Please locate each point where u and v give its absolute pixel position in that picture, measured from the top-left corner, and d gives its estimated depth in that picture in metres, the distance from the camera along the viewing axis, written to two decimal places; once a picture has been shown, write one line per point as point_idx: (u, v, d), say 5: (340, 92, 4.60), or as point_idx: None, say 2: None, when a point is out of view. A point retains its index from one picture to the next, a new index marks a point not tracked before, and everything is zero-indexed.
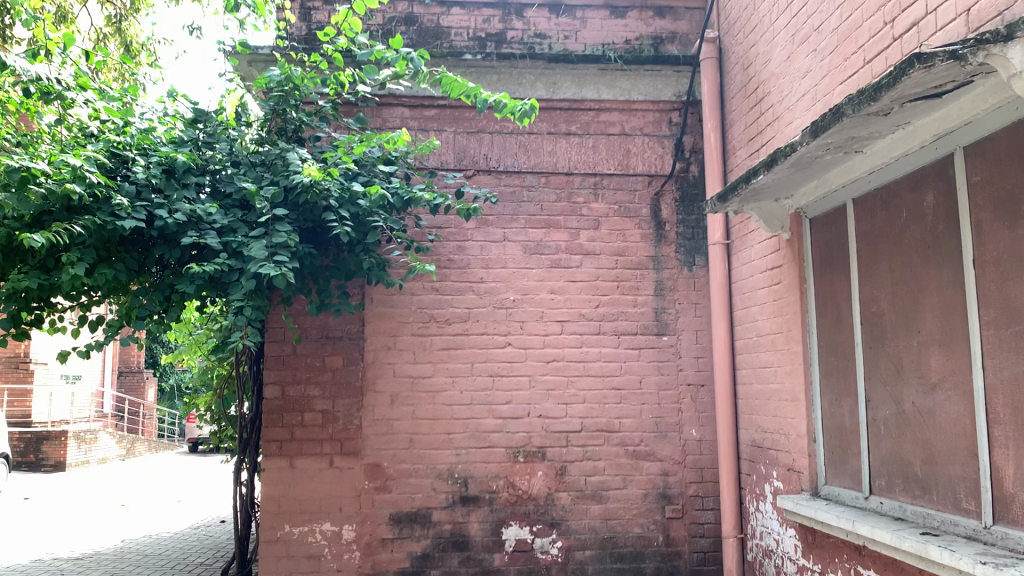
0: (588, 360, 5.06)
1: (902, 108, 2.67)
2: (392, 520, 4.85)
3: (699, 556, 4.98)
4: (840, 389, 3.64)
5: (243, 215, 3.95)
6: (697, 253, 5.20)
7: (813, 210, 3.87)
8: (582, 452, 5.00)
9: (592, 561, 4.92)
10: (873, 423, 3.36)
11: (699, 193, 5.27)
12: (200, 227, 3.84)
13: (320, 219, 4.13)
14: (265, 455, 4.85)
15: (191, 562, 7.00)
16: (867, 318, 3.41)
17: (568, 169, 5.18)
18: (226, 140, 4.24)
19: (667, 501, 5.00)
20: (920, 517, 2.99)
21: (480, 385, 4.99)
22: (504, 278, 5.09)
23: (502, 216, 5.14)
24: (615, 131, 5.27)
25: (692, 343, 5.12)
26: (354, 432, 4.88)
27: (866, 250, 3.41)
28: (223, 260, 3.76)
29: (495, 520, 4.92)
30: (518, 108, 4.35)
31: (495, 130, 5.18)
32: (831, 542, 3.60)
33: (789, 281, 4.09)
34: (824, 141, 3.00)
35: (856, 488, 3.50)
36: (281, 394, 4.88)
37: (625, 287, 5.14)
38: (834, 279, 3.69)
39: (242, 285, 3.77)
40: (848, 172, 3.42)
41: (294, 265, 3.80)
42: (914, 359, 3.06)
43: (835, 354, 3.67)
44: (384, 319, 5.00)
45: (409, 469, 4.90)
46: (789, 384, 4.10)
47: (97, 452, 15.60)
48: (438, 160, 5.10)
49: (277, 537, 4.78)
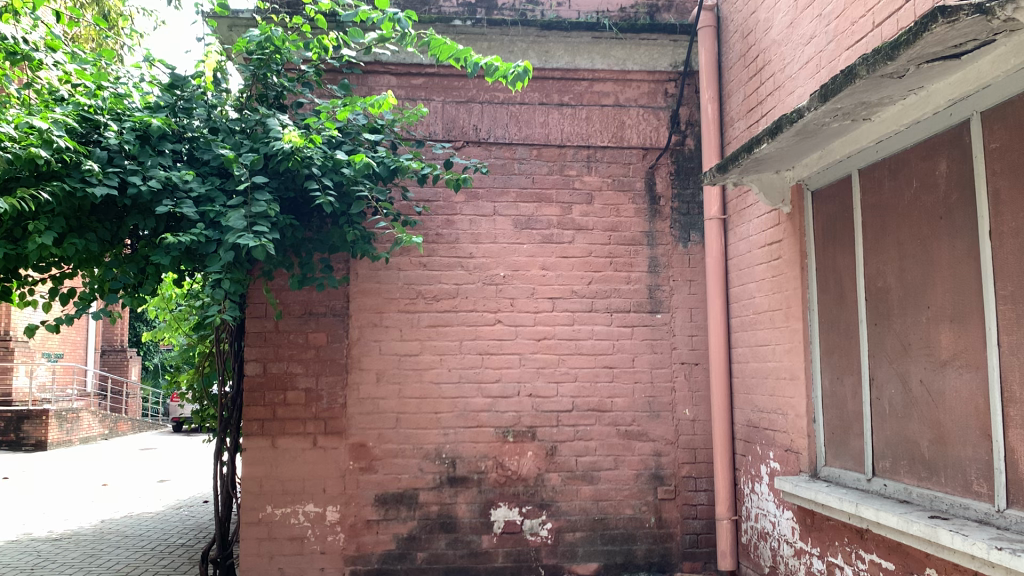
0: (580, 338, 4.92)
1: (919, 70, 2.52)
2: (378, 501, 4.72)
3: (691, 537, 4.87)
4: (842, 367, 3.52)
5: (220, 182, 3.75)
6: (692, 229, 5.06)
7: (816, 181, 3.72)
8: (572, 432, 4.87)
9: (583, 542, 4.81)
10: (876, 402, 3.24)
11: (695, 167, 5.12)
12: (175, 195, 3.65)
13: (301, 189, 3.95)
14: (246, 435, 4.69)
15: (173, 543, 6.84)
16: (873, 294, 3.28)
17: (561, 141, 5.02)
18: (203, 104, 4.01)
19: (659, 482, 4.89)
20: (928, 500, 2.88)
21: (469, 363, 4.85)
22: (494, 253, 4.93)
23: (492, 189, 4.97)
24: (609, 102, 5.10)
25: (686, 320, 4.98)
26: (338, 411, 4.73)
27: (873, 222, 3.27)
28: (200, 230, 3.57)
29: (483, 501, 4.79)
30: (511, 71, 4.17)
31: (485, 100, 5.00)
32: (831, 525, 3.50)
33: (788, 256, 3.96)
34: (834, 106, 2.85)
35: (857, 469, 3.39)
36: (262, 370, 4.72)
37: (618, 263, 4.99)
38: (836, 253, 3.56)
39: (220, 257, 3.59)
40: (855, 141, 3.28)
41: (274, 236, 3.62)
42: (923, 336, 2.94)
43: (837, 331, 3.55)
44: (369, 295, 4.84)
45: (395, 449, 4.76)
46: (787, 362, 3.97)
47: (80, 432, 15.45)
48: (426, 130, 4.93)
49: (259, 519, 4.64)
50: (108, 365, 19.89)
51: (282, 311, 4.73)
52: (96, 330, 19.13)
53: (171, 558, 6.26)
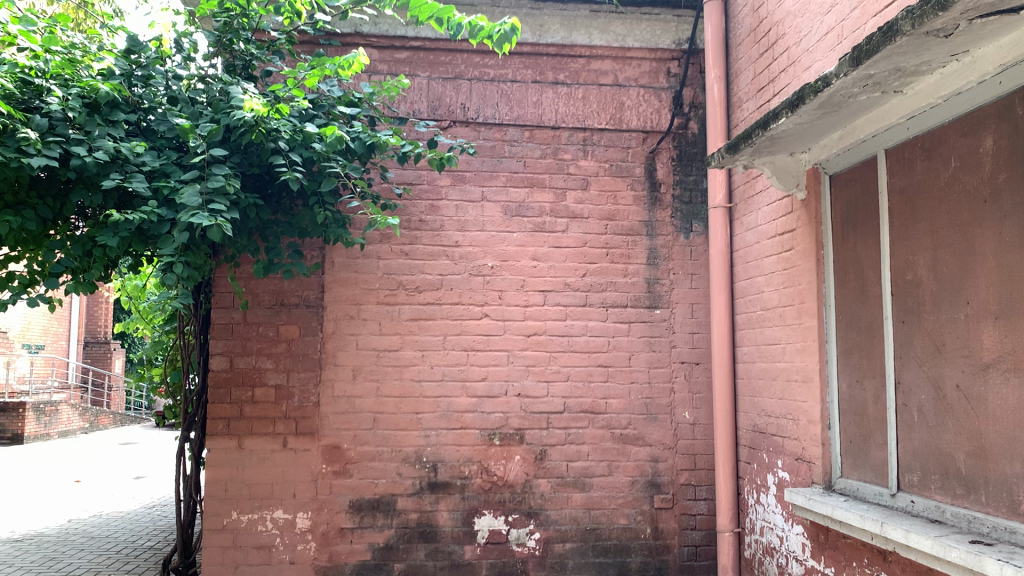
0: (573, 334, 4.58)
1: (970, 26, 2.17)
2: (353, 507, 4.37)
3: (689, 550, 4.53)
4: (862, 369, 3.18)
5: (176, 156, 3.39)
6: (695, 219, 4.71)
7: (833, 165, 3.38)
8: (563, 434, 4.52)
9: (573, 554, 4.46)
10: (903, 409, 2.90)
11: (699, 152, 4.77)
12: (125, 169, 3.28)
13: (265, 165, 3.58)
14: (210, 434, 4.35)
15: (140, 546, 6.47)
16: (900, 288, 2.94)
17: (555, 122, 4.67)
18: (161, 72, 3.61)
19: (656, 490, 4.55)
20: (965, 522, 2.54)
21: (454, 360, 4.50)
22: (482, 241, 4.58)
23: (480, 172, 4.61)
24: (607, 81, 4.75)
25: (686, 317, 4.64)
26: (310, 410, 4.38)
27: (902, 207, 2.93)
28: (151, 208, 3.20)
29: (466, 508, 4.44)
30: (496, 29, 3.82)
31: (474, 77, 4.65)
32: (848, 542, 3.17)
33: (803, 247, 3.62)
34: (865, 72, 2.50)
35: (879, 483, 3.05)
36: (229, 365, 4.36)
37: (615, 255, 4.65)
38: (858, 243, 3.22)
39: (173, 239, 3.22)
40: (883, 118, 2.94)
41: (233, 216, 3.25)
42: (961, 335, 2.60)
43: (857, 330, 3.21)
44: (346, 285, 4.48)
45: (372, 452, 4.40)
46: (799, 363, 3.64)
47: (59, 426, 15.04)
48: (409, 108, 4.57)
49: (223, 525, 4.29)
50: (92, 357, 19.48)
51: (250, 301, 4.38)
52: (79, 321, 18.72)
53: (136, 562, 5.90)
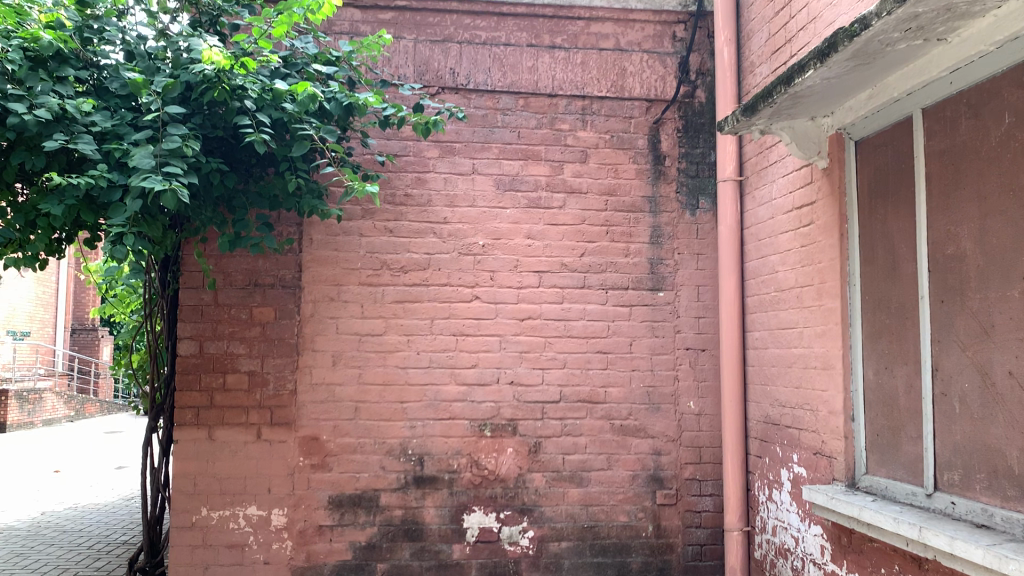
0: (569, 319, 4.25)
1: None
2: (332, 503, 4.05)
3: (694, 549, 4.22)
4: (891, 355, 2.87)
5: (130, 116, 3.05)
6: (701, 195, 4.39)
7: (860, 129, 3.05)
8: (559, 426, 4.20)
9: (569, 554, 4.15)
10: (941, 399, 2.58)
11: (706, 122, 4.43)
12: (71, 129, 2.92)
13: (230, 128, 3.22)
14: (178, 425, 4.02)
15: (113, 541, 6.13)
16: (938, 263, 2.62)
17: (552, 89, 4.33)
18: (116, 24, 3.24)
19: (659, 485, 4.23)
20: (1019, 528, 2.23)
21: (442, 345, 4.18)
22: (472, 218, 4.25)
23: (471, 143, 4.28)
24: (609, 45, 4.41)
25: (692, 300, 4.32)
26: (286, 399, 4.06)
27: (942, 173, 2.61)
28: (100, 172, 2.85)
29: (455, 505, 4.12)
30: None
31: (464, 39, 4.31)
32: (875, 547, 2.86)
33: (823, 221, 3.31)
34: (912, 12, 2.17)
35: (911, 481, 2.74)
36: (198, 350, 4.03)
37: (616, 233, 4.32)
38: (890, 215, 2.90)
39: (125, 207, 2.87)
40: (920, 72, 2.61)
41: (191, 180, 2.91)
42: (1014, 315, 2.29)
43: (887, 311, 2.90)
44: (325, 264, 4.14)
45: (353, 444, 4.08)
46: (819, 349, 3.32)
47: (44, 415, 14.67)
48: (393, 71, 4.23)
49: (192, 522, 3.97)
50: (79, 344, 19.08)
51: (220, 280, 4.05)
52: (66, 307, 18.34)
53: (107, 559, 5.57)
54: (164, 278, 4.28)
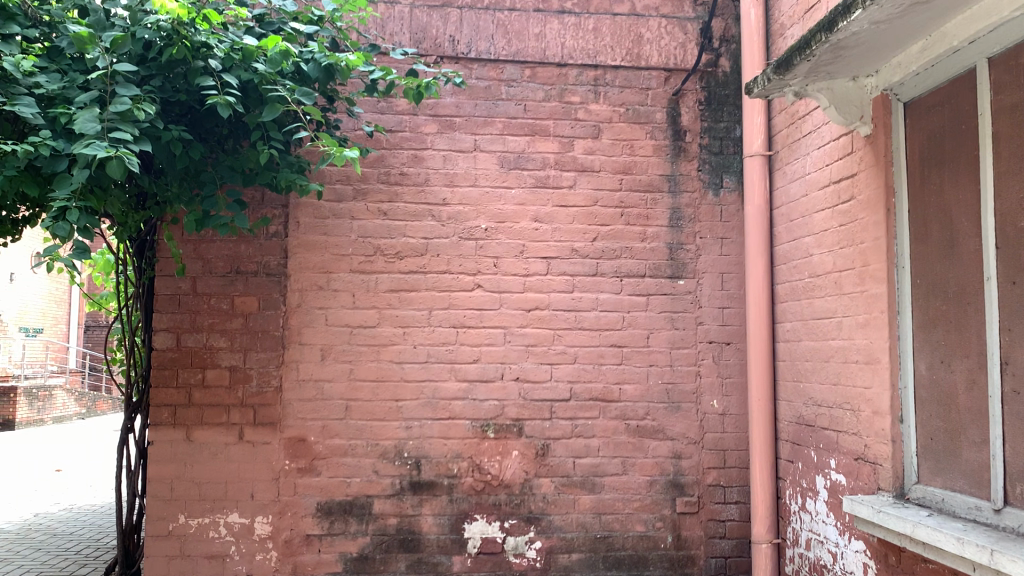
0: (581, 309, 3.88)
1: None
2: (321, 511, 3.70)
3: (719, 563, 3.84)
4: (949, 346, 2.48)
5: (81, 77, 2.70)
6: (725, 173, 4.00)
7: (910, 88, 2.66)
8: (569, 427, 3.84)
9: (580, 567, 3.78)
10: (1012, 397, 2.19)
11: (731, 94, 4.05)
12: (12, 90, 2.57)
13: (195, 91, 2.91)
14: (153, 424, 3.69)
15: (101, 546, 5.80)
16: (1009, 238, 2.22)
17: (561, 58, 3.96)
18: None
19: (679, 492, 3.85)
20: None
21: (441, 338, 3.82)
22: (474, 200, 3.88)
23: (472, 117, 3.91)
24: (623, 10, 4.03)
25: (715, 289, 3.93)
26: (271, 397, 3.71)
27: (1013, 132, 2.21)
28: (42, 139, 2.51)
29: (455, 512, 3.76)
30: None
31: (465, 4, 3.95)
32: (930, 569, 2.48)
33: (865, 195, 2.92)
34: None
35: (974, 492, 2.35)
36: (175, 343, 3.70)
37: (632, 215, 3.94)
38: (946, 185, 2.50)
39: (70, 178, 2.53)
40: (986, 15, 2.22)
41: (144, 149, 2.57)
42: None
43: (944, 297, 2.50)
44: (314, 249, 3.80)
45: (343, 446, 3.73)
46: (861, 341, 2.93)
47: (54, 412, 14.44)
48: (388, 39, 3.88)
49: (169, 531, 3.64)
50: (93, 341, 18.89)
51: (199, 267, 3.72)
52: (78, 303, 18.14)
53: (89, 565, 5.25)
54: (139, 266, 3.96)
